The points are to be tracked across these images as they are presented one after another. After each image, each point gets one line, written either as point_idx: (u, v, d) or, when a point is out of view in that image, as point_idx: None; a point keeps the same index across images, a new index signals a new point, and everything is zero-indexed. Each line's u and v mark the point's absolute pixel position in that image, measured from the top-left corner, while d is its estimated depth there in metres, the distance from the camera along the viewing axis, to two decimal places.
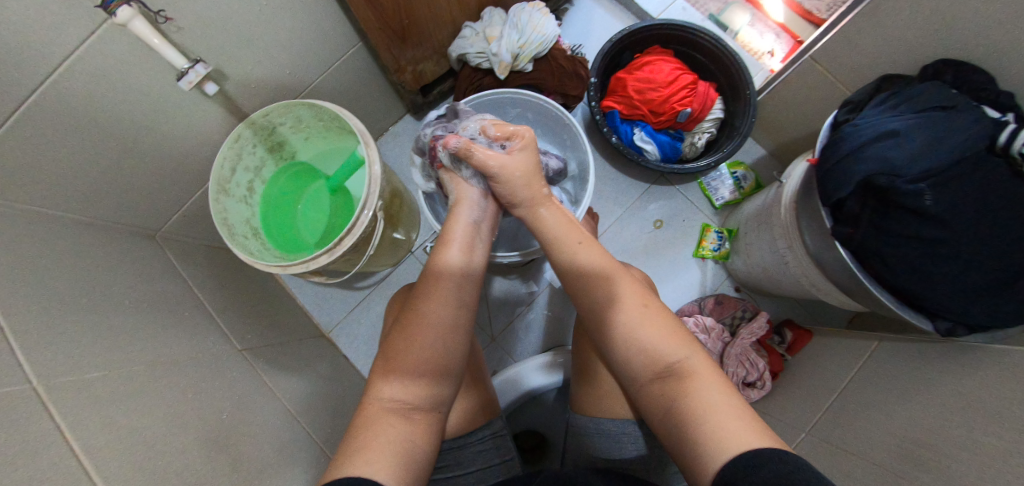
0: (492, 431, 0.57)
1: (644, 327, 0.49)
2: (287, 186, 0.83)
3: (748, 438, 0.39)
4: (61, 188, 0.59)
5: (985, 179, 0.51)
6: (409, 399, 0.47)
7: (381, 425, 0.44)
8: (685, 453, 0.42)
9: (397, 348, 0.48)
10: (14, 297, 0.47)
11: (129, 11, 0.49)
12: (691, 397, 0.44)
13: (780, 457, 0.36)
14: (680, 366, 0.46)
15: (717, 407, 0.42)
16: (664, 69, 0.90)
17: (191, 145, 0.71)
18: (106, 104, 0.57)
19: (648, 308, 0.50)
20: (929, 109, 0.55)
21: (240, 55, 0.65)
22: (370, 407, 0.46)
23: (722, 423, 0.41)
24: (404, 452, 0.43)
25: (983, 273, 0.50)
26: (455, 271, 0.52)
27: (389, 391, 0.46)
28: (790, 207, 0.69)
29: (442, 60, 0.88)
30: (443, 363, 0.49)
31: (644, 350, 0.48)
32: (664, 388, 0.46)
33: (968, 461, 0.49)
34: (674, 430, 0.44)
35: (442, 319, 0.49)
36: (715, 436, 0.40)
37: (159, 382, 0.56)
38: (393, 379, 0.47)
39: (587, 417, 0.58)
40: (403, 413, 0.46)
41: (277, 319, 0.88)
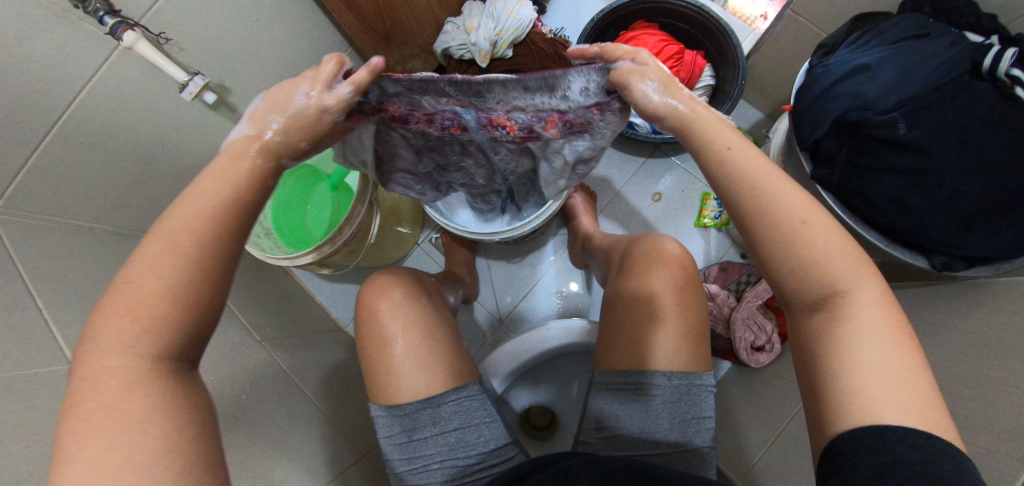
0: (468, 394, 0.58)
1: (818, 257, 0.37)
2: (295, 189, 0.88)
3: (902, 407, 0.33)
4: (106, 204, 0.66)
5: (966, 101, 0.48)
6: (144, 355, 0.34)
7: (123, 399, 0.33)
8: (812, 400, 0.37)
9: (122, 300, 0.35)
10: (62, 289, 0.53)
11: (133, 35, 0.54)
12: (851, 341, 0.36)
13: (916, 439, 0.31)
14: (842, 303, 0.37)
15: (874, 366, 0.34)
16: (648, 42, 0.90)
17: (204, 154, 0.78)
18: (126, 121, 0.64)
19: (823, 232, 0.37)
20: (902, 40, 0.53)
21: (238, 69, 0.72)
22: (96, 373, 0.33)
23: (874, 384, 0.34)
24: (168, 414, 0.34)
25: (972, 199, 0.47)
26: (207, 204, 0.37)
27: (115, 354, 0.34)
28: (778, 160, 0.68)
29: (429, 57, 0.93)
30: (186, 321, 0.36)
31: (810, 278, 0.38)
32: (823, 323, 0.37)
33: (971, 395, 0.46)
34: (817, 374, 0.37)
35: (170, 266, 0.35)
36: (858, 399, 0.34)
37: None
38: (118, 339, 0.34)
39: (614, 371, 0.58)
40: (166, 369, 0.35)
41: (296, 314, 0.94)
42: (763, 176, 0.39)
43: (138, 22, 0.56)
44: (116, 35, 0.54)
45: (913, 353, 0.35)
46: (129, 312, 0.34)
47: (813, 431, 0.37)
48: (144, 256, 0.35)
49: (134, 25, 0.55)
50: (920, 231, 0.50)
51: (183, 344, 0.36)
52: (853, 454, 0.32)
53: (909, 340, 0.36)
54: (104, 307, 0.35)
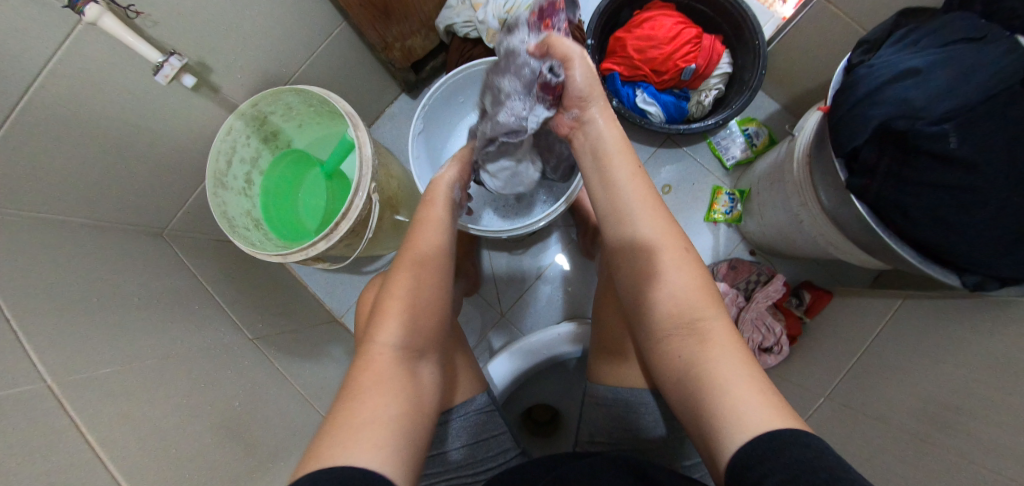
0: (476, 407, 0.56)
1: (675, 285, 0.46)
2: (286, 175, 0.83)
3: (769, 415, 0.37)
4: (72, 194, 0.60)
5: (1019, 113, 0.46)
6: (408, 349, 0.46)
7: (386, 388, 0.41)
8: (697, 422, 0.41)
9: (395, 297, 0.48)
10: (35, 300, 0.48)
11: (95, 8, 0.48)
12: (711, 359, 0.42)
13: (802, 441, 0.34)
14: (703, 329, 0.44)
15: (731, 377, 0.40)
16: (666, 24, 0.84)
17: (185, 139, 0.71)
18: (95, 103, 0.57)
19: (681, 264, 0.47)
20: (955, 42, 0.50)
21: (220, 45, 0.64)
22: (374, 358, 0.43)
23: (733, 393, 0.39)
24: (412, 412, 0.41)
25: (1018, 218, 0.45)
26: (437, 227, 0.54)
27: (387, 341, 0.45)
28: (803, 161, 0.64)
29: (430, 33, 0.85)
30: (434, 323, 0.49)
31: (671, 306, 0.46)
32: (683, 346, 0.44)
33: (998, 420, 0.45)
34: (694, 395, 0.42)
35: (429, 277, 0.50)
36: (731, 410, 0.38)
37: (175, 373, 0.58)
38: (392, 328, 0.46)
39: (605, 386, 0.59)
40: (408, 367, 0.44)
41: (288, 307, 0.90)
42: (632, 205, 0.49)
43: None
44: (77, 8, 0.47)
45: (760, 378, 0.40)
46: (399, 313, 0.47)
47: (710, 451, 0.39)
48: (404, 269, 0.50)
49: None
50: (958, 250, 0.48)
51: (423, 342, 0.47)
52: (762, 467, 0.33)
53: (752, 363, 0.42)
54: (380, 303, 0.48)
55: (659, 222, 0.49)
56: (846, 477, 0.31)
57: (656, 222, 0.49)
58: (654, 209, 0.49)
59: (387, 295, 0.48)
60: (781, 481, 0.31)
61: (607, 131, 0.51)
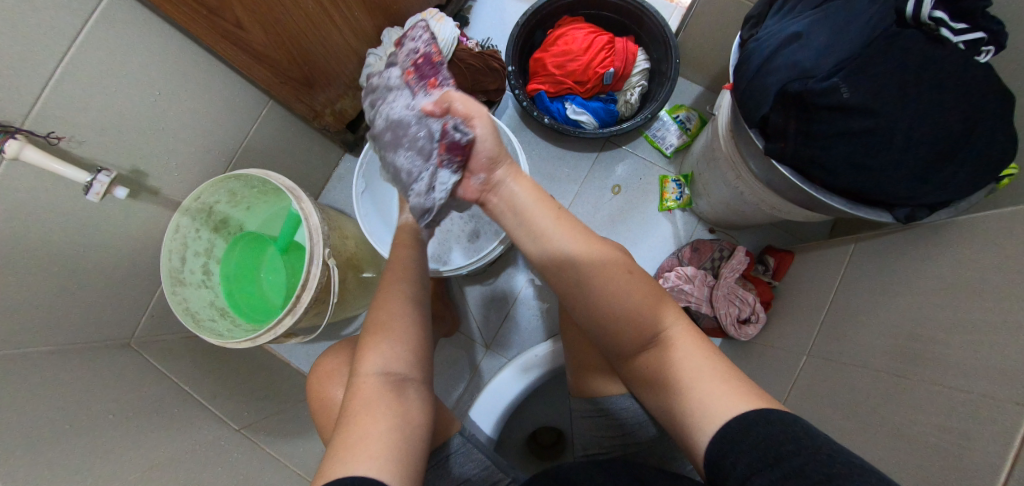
0: (451, 449, 0.56)
1: (627, 310, 0.44)
2: (244, 260, 0.82)
3: (732, 403, 0.38)
4: (28, 325, 0.60)
5: (898, 55, 0.49)
6: (395, 371, 0.47)
7: (379, 402, 0.44)
8: (674, 423, 0.42)
9: (380, 322, 0.50)
10: (4, 440, 0.48)
11: (14, 143, 0.48)
12: (674, 366, 0.42)
13: (768, 417, 0.36)
14: (661, 337, 0.43)
15: (696, 379, 0.40)
16: (578, 37, 0.89)
17: (132, 245, 0.71)
18: (33, 232, 0.57)
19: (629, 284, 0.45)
20: (827, 1, 0.53)
21: (150, 149, 0.66)
22: (364, 383, 0.46)
23: (701, 393, 0.39)
24: (404, 420, 0.44)
25: (922, 150, 0.48)
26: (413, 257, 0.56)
27: (374, 366, 0.47)
28: (727, 136, 0.67)
29: (358, 93, 0.88)
30: (422, 343, 0.51)
31: (625, 330, 0.45)
32: (648, 355, 0.44)
33: (956, 341, 0.46)
34: (668, 401, 0.42)
35: (409, 303, 0.52)
36: (700, 406, 0.39)
37: (162, 482, 0.56)
38: (379, 352, 0.48)
39: (587, 401, 0.58)
40: (397, 384, 0.47)
41: (273, 388, 0.89)
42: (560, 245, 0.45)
43: (19, 129, 0.50)
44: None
45: (726, 375, 0.40)
46: (388, 337, 0.49)
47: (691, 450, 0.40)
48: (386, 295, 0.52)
49: (13, 133, 0.49)
50: (880, 190, 0.51)
51: (409, 364, 0.49)
52: (734, 455, 0.35)
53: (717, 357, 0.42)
54: (365, 335, 0.50)
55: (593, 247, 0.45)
56: (811, 449, 0.32)
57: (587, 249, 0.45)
58: (585, 237, 0.45)
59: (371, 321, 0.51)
60: (753, 466, 0.33)
61: (518, 188, 0.47)
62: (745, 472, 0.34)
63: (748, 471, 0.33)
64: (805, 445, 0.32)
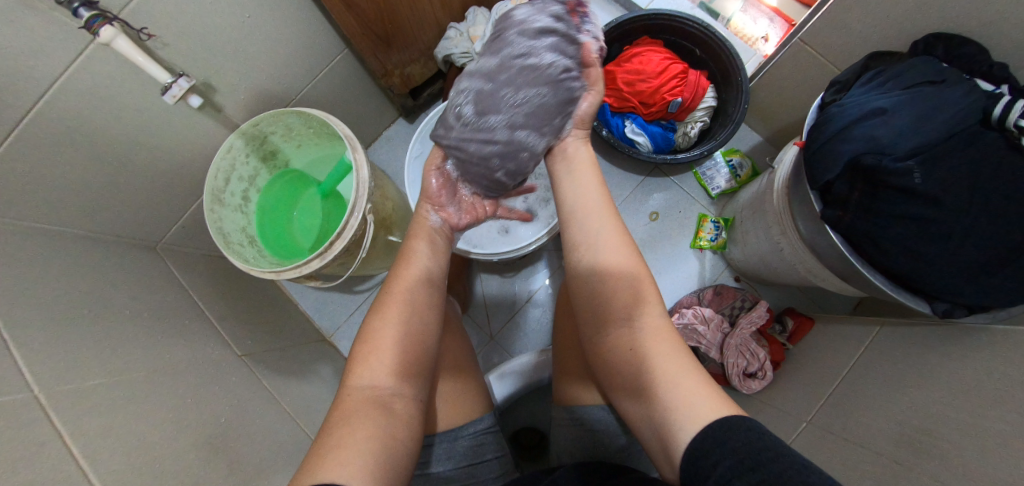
0: (484, 426, 0.60)
1: (625, 294, 0.49)
2: (281, 195, 0.84)
3: (713, 409, 0.39)
4: (71, 206, 0.61)
5: (976, 151, 0.49)
6: (384, 387, 0.48)
7: (362, 412, 0.45)
8: (649, 418, 0.43)
9: (374, 333, 0.50)
10: (28, 311, 0.49)
11: (111, 29, 0.50)
12: (653, 360, 0.44)
13: (746, 424, 0.36)
14: (646, 329, 0.47)
15: (673, 375, 0.43)
16: (653, 59, 0.89)
17: (184, 156, 0.72)
18: (102, 118, 0.58)
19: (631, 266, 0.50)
20: (918, 84, 0.53)
21: (226, 67, 0.67)
22: (350, 395, 0.47)
23: (675, 385, 0.42)
24: (384, 437, 0.44)
25: (977, 251, 0.48)
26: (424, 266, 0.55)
27: (365, 380, 0.48)
28: (783, 192, 0.67)
29: (429, 62, 0.90)
30: (419, 356, 0.51)
31: (623, 307, 0.48)
32: (627, 341, 0.47)
33: (970, 446, 0.46)
34: (646, 392, 0.44)
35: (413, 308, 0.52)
36: (680, 403, 0.40)
37: (163, 387, 0.57)
38: (371, 368, 0.48)
39: (565, 408, 0.59)
40: (383, 402, 0.47)
41: (278, 325, 0.90)
42: (587, 220, 0.52)
43: (116, 16, 0.51)
44: (93, 29, 0.49)
45: (701, 377, 0.42)
46: (379, 351, 0.49)
47: (663, 442, 0.41)
48: (385, 306, 0.52)
49: (112, 19, 0.50)
50: (927, 279, 0.50)
51: (399, 382, 0.49)
52: (716, 455, 0.35)
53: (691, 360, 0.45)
54: (361, 345, 0.50)
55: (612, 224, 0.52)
56: (789, 460, 0.33)
57: (608, 227, 0.51)
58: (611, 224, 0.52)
59: (366, 331, 0.51)
60: (733, 469, 0.33)
61: (576, 154, 0.55)
62: (726, 471, 0.34)
63: (727, 471, 0.34)
64: (780, 457, 0.33)
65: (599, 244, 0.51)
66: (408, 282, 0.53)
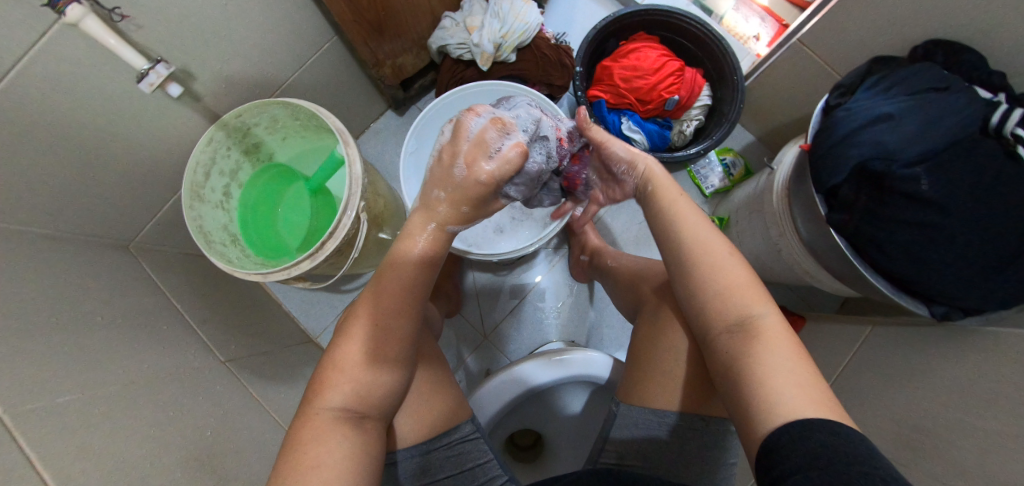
0: (460, 435, 0.57)
1: (722, 291, 0.47)
2: (265, 191, 0.79)
3: (811, 408, 0.38)
4: (33, 203, 0.55)
5: (979, 158, 0.50)
6: (353, 407, 0.46)
7: (330, 435, 0.43)
8: (741, 415, 0.42)
9: (344, 351, 0.47)
10: None
11: (80, 9, 0.45)
12: (755, 356, 0.42)
13: (834, 427, 0.35)
14: (749, 325, 0.44)
15: (779, 371, 0.40)
16: (651, 56, 0.88)
17: (159, 148, 0.66)
18: (67, 106, 0.53)
19: (726, 264, 0.47)
20: (923, 91, 0.54)
21: (206, 53, 0.62)
22: (317, 416, 0.44)
23: (778, 380, 0.40)
24: (355, 459, 0.43)
25: (978, 258, 0.49)
26: (416, 264, 0.50)
27: (331, 400, 0.45)
28: (782, 193, 0.67)
29: (422, 52, 0.86)
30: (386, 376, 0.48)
31: (718, 306, 0.46)
32: (730, 340, 0.45)
33: (967, 446, 0.48)
34: (738, 390, 0.43)
35: (385, 326, 0.48)
36: (773, 400, 0.39)
37: (143, 400, 0.53)
38: (340, 387, 0.46)
39: (647, 408, 0.55)
40: (352, 421, 0.45)
41: (262, 327, 0.85)
42: (679, 216, 0.51)
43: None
44: (59, 8, 0.44)
45: (808, 375, 0.40)
46: (345, 369, 0.47)
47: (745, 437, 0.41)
48: (357, 320, 0.48)
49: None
50: (930, 284, 0.51)
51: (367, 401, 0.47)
52: (793, 455, 0.35)
53: (803, 359, 0.42)
54: (331, 362, 0.48)
55: (707, 227, 0.50)
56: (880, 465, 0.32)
57: (703, 230, 0.49)
58: (698, 226, 0.50)
59: (335, 351, 0.48)
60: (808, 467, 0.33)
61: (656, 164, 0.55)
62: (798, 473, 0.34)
63: (800, 472, 0.33)
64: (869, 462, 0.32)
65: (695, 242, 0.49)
66: (381, 295, 0.49)
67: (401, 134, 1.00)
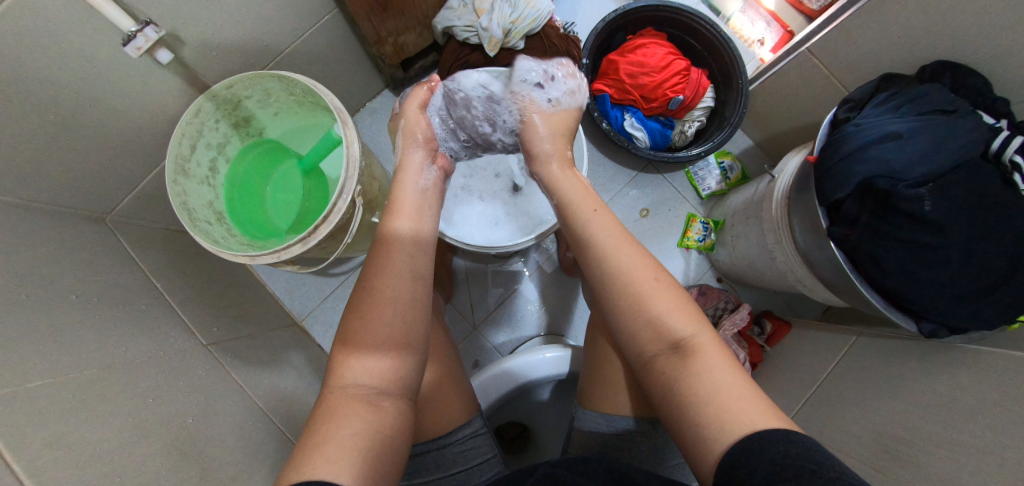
0: (472, 431, 0.56)
1: (658, 315, 0.47)
2: (253, 168, 0.76)
3: (761, 423, 0.38)
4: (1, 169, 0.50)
5: (978, 183, 0.51)
6: (375, 384, 0.45)
7: (344, 413, 0.42)
8: (688, 430, 0.42)
9: (357, 330, 0.47)
10: None
11: None
12: (697, 376, 0.43)
13: (789, 438, 0.36)
14: (686, 345, 0.45)
15: (723, 389, 0.41)
16: (658, 53, 0.87)
17: (142, 117, 0.62)
18: (41, 65, 0.48)
19: (658, 285, 0.49)
20: (930, 113, 0.55)
21: (198, 17, 0.57)
22: (335, 395, 0.43)
23: (722, 398, 0.40)
24: (375, 436, 0.41)
25: (967, 280, 0.51)
26: (409, 240, 0.53)
27: (350, 377, 0.45)
28: (782, 202, 0.68)
29: (425, 32, 0.82)
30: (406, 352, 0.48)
31: (653, 329, 0.47)
32: (670, 364, 0.45)
33: (944, 457, 0.50)
34: (683, 407, 0.43)
35: (401, 309, 0.48)
36: (721, 418, 0.39)
37: (122, 385, 0.50)
38: (356, 365, 0.45)
39: (600, 414, 0.55)
40: (372, 399, 0.44)
41: (246, 309, 0.82)
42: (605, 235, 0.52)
43: None
44: None
45: (751, 393, 0.41)
46: (360, 345, 0.46)
47: (690, 456, 0.41)
48: (376, 297, 0.48)
49: None
50: (922, 302, 0.52)
51: (385, 377, 0.45)
52: (750, 466, 0.35)
53: (742, 377, 0.43)
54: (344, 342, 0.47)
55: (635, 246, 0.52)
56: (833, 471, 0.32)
57: (634, 253, 0.51)
58: (627, 244, 0.51)
59: (346, 328, 0.47)
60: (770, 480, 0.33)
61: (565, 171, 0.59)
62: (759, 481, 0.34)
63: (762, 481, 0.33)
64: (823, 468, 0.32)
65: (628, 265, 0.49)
66: (385, 278, 0.49)
67: None
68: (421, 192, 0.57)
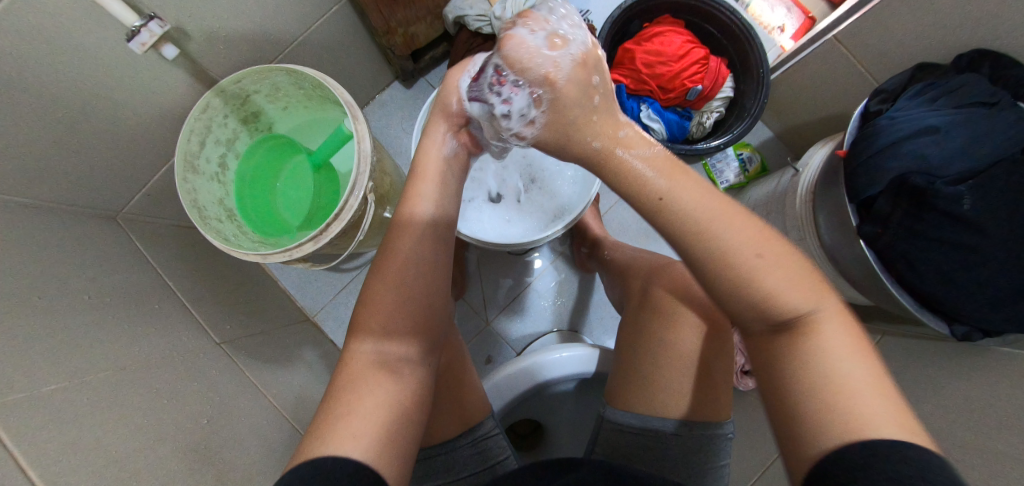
0: (484, 432, 0.55)
1: (771, 290, 0.35)
2: (263, 164, 0.75)
3: (885, 425, 0.30)
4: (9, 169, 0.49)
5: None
6: (393, 353, 0.44)
7: (364, 385, 0.41)
8: (787, 426, 0.34)
9: (373, 297, 0.45)
10: None
11: None
12: (815, 364, 0.33)
13: (900, 446, 0.28)
14: (800, 323, 0.35)
15: (849, 378, 0.32)
16: (675, 41, 0.84)
17: (149, 113, 0.61)
18: (45, 62, 0.47)
19: (770, 249, 0.36)
20: (969, 105, 0.52)
21: (203, 10, 0.56)
22: (354, 362, 0.42)
23: (849, 392, 0.32)
24: (394, 411, 0.41)
25: (1006, 282, 0.48)
26: (429, 216, 0.48)
27: (366, 346, 0.43)
28: (805, 198, 0.65)
29: (435, 21, 0.80)
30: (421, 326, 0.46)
31: (761, 304, 0.35)
32: (777, 347, 0.35)
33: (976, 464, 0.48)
34: (789, 399, 0.34)
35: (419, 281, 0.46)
36: (844, 415, 0.31)
37: (136, 386, 0.50)
38: (373, 331, 0.43)
39: (633, 413, 0.53)
40: (389, 367, 0.43)
41: (258, 306, 0.82)
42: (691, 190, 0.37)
43: None
44: None
45: (882, 380, 0.32)
46: (378, 322, 0.44)
47: (783, 453, 0.35)
48: (391, 265, 0.45)
49: None
50: (957, 304, 0.50)
51: (405, 344, 0.44)
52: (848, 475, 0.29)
53: (870, 355, 0.34)
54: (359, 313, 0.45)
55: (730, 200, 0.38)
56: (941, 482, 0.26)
57: (735, 213, 0.37)
58: (718, 198, 0.37)
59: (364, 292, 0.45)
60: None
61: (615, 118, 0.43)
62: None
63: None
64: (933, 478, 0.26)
65: (730, 234, 0.35)
66: (399, 245, 0.46)
67: (407, 108, 0.95)
68: (445, 160, 0.51)
